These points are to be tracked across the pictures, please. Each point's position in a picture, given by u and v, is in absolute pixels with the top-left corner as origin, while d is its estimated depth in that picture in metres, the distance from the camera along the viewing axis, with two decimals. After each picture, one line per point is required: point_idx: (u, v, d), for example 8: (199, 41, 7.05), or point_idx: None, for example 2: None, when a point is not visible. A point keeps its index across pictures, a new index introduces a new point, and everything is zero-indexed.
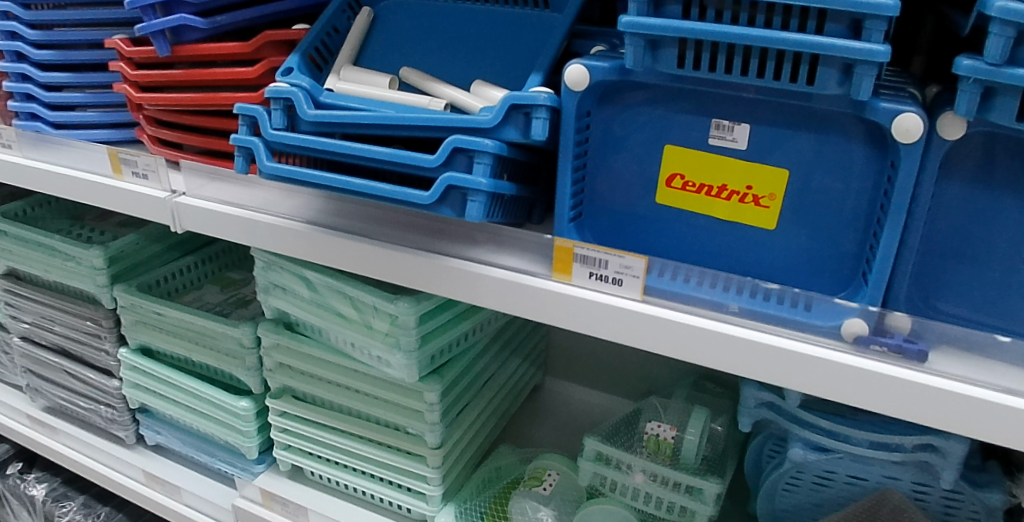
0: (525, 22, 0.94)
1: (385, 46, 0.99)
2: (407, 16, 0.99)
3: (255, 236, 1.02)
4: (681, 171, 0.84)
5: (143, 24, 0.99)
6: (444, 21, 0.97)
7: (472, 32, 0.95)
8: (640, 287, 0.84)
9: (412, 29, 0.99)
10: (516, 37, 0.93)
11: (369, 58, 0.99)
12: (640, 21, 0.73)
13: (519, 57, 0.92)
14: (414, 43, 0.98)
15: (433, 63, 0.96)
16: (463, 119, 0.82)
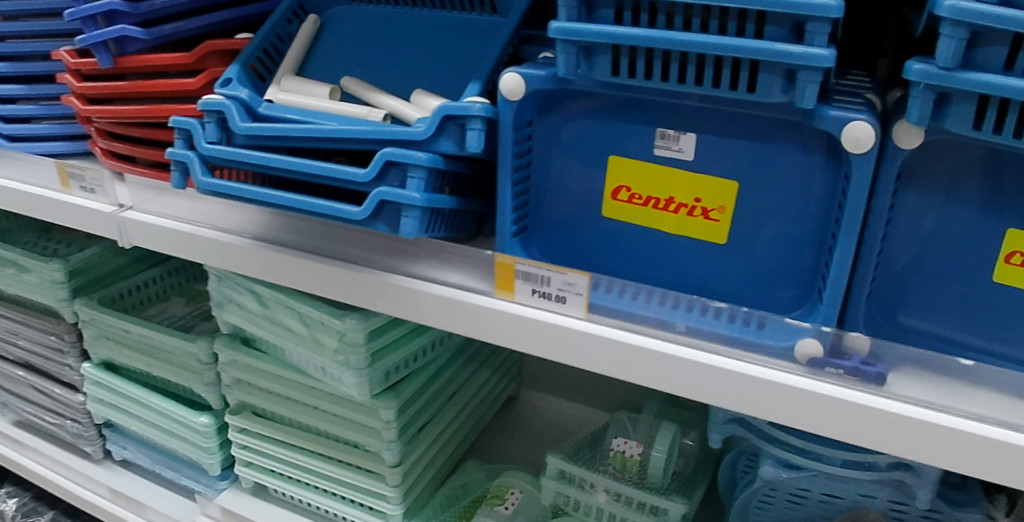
0: (471, 29, 0.90)
1: (331, 55, 0.96)
2: (354, 23, 0.96)
3: (199, 252, 0.99)
4: (627, 183, 0.80)
5: (82, 36, 0.97)
6: (390, 29, 0.94)
7: (418, 40, 0.92)
8: (584, 305, 0.80)
9: (358, 37, 0.95)
10: (462, 44, 0.90)
11: (314, 68, 0.96)
12: (570, 26, 0.69)
13: (464, 64, 0.89)
14: (360, 52, 0.94)
15: (377, 71, 0.92)
16: (395, 131, 0.78)
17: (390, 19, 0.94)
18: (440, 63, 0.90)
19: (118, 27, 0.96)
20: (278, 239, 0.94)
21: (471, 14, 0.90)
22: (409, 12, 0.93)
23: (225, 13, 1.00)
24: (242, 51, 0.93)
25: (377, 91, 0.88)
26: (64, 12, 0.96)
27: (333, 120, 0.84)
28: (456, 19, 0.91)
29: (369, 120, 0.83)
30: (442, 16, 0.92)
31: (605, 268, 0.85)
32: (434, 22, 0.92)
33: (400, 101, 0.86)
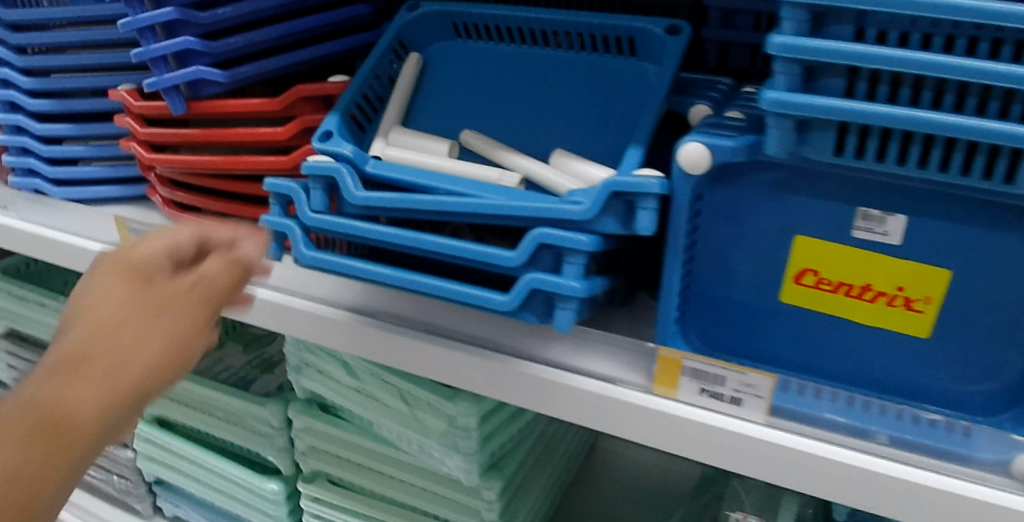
0: (608, 75, 0.77)
1: (438, 100, 0.84)
2: (464, 63, 0.84)
3: (286, 324, 0.87)
4: (814, 266, 0.69)
5: (152, 79, 0.84)
6: (509, 73, 0.81)
7: (544, 87, 0.80)
8: (765, 409, 0.69)
9: (470, 80, 0.83)
10: (598, 93, 0.77)
11: (420, 115, 0.84)
12: (789, 97, 0.57)
13: (603, 117, 0.76)
14: (474, 98, 0.82)
15: (498, 124, 0.80)
16: (552, 208, 0.65)
17: (508, 60, 0.82)
18: (573, 115, 0.78)
19: (193, 69, 0.83)
20: (385, 312, 0.83)
21: (607, 57, 0.78)
22: (532, 53, 0.81)
23: (312, 49, 0.88)
24: (340, 98, 0.81)
25: (505, 149, 0.76)
26: (132, 53, 0.84)
27: (462, 185, 0.71)
28: (589, 63, 0.78)
29: (505, 187, 0.71)
30: (572, 58, 0.79)
31: (773, 357, 0.74)
32: (563, 65, 0.79)
33: (535, 162, 0.73)
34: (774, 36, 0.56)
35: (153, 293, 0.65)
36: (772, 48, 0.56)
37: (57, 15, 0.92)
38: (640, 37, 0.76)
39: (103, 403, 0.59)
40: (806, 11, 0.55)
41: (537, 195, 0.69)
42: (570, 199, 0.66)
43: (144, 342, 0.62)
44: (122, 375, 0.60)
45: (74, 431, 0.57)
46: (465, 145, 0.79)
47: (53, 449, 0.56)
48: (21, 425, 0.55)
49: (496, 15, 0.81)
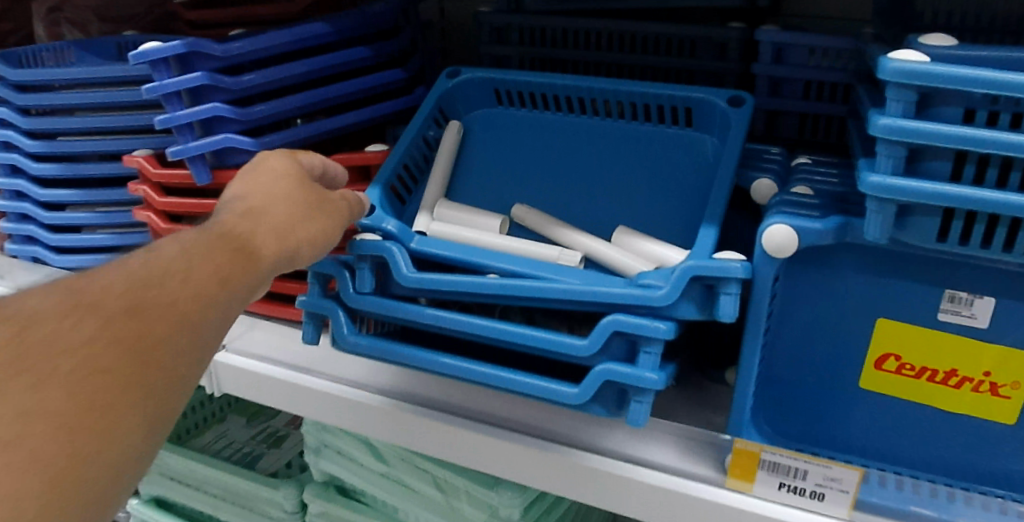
0: (664, 147, 0.74)
1: (482, 171, 0.80)
2: (509, 133, 0.80)
3: (315, 408, 0.80)
4: (896, 350, 0.65)
5: (177, 148, 0.78)
6: (557, 143, 0.78)
7: (596, 158, 0.76)
8: (850, 505, 0.64)
9: (515, 150, 0.80)
10: (655, 166, 0.74)
11: (462, 186, 0.80)
12: (893, 182, 0.54)
13: (664, 191, 0.73)
14: (521, 170, 0.79)
15: (548, 199, 0.77)
16: (628, 295, 0.61)
17: (556, 129, 0.79)
18: (630, 188, 0.74)
19: (223, 137, 0.78)
20: (424, 399, 0.77)
21: (663, 128, 0.75)
22: (582, 123, 0.78)
23: (343, 116, 0.84)
24: (381, 167, 0.76)
25: (562, 225, 0.73)
26: (155, 120, 0.78)
27: (521, 265, 0.67)
28: (644, 134, 0.75)
29: (568, 268, 0.66)
30: (625, 129, 0.76)
31: (847, 444, 0.70)
32: (616, 136, 0.76)
33: (596, 240, 0.71)
34: (879, 119, 0.53)
35: (329, 221, 0.65)
36: (876, 130, 0.53)
37: (61, 75, 0.85)
38: (699, 108, 0.73)
39: (278, 261, 0.61)
40: (915, 93, 0.52)
41: (605, 278, 0.65)
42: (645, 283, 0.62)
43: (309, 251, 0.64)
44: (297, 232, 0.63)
45: (224, 296, 0.55)
46: (517, 220, 0.76)
47: (245, 266, 0.57)
48: (224, 247, 0.57)
49: (543, 82, 0.78)
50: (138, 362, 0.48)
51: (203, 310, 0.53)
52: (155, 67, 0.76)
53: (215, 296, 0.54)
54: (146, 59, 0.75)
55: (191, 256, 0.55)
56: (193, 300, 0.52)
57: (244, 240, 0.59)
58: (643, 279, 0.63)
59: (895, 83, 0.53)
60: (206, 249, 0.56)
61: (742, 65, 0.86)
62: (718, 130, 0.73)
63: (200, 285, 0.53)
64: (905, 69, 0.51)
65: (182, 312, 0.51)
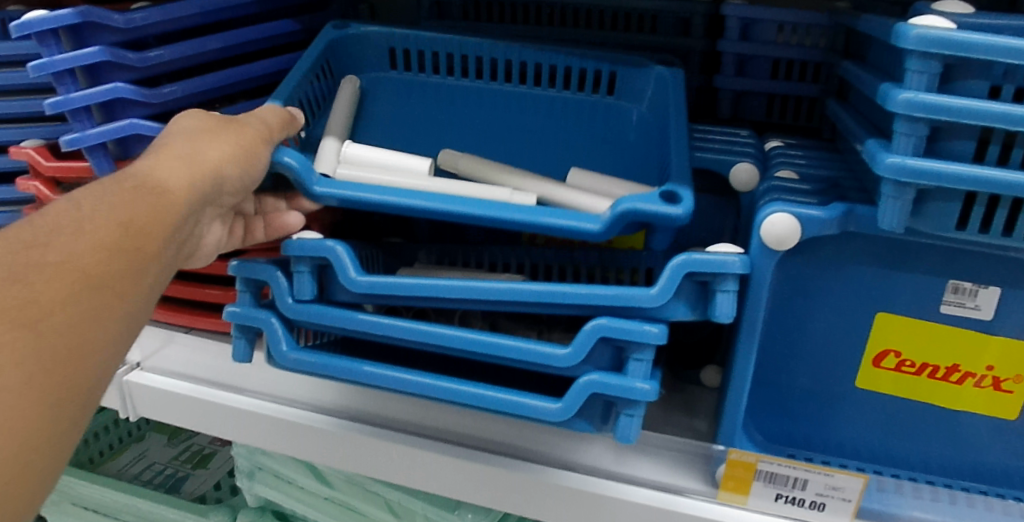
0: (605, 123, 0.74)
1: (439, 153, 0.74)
2: (412, 99, 0.77)
3: (248, 430, 0.69)
4: (897, 345, 0.61)
5: (72, 136, 0.67)
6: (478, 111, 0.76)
7: (523, 131, 0.76)
8: (852, 513, 0.59)
9: (428, 116, 0.77)
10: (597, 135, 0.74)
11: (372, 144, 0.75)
12: (915, 164, 0.51)
13: (609, 158, 0.73)
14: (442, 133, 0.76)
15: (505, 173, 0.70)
16: (647, 210, 0.53)
17: (468, 94, 0.76)
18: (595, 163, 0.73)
19: (127, 122, 0.67)
20: (370, 415, 0.67)
21: (604, 99, 0.75)
22: (500, 89, 0.76)
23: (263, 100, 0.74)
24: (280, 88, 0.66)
25: (499, 170, 0.68)
26: (44, 103, 0.66)
27: (462, 205, 0.55)
28: (577, 105, 0.75)
29: (519, 205, 0.56)
30: (555, 100, 0.75)
31: (839, 446, 0.65)
32: (541, 106, 0.75)
33: (547, 185, 0.65)
34: (899, 93, 0.50)
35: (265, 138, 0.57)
36: (895, 105, 0.50)
37: None
38: (622, 74, 0.74)
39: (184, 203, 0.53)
40: (939, 63, 0.49)
41: (578, 214, 0.55)
42: (653, 204, 0.53)
43: (252, 174, 0.57)
44: (217, 152, 0.55)
45: (121, 251, 0.48)
46: (446, 168, 0.71)
47: (145, 210, 0.50)
48: (122, 191, 0.50)
49: (447, 38, 0.74)
50: (35, 341, 0.42)
51: (105, 264, 0.47)
52: (42, 41, 0.65)
53: (144, 236, 0.49)
54: (30, 31, 0.64)
55: (93, 204, 0.49)
56: (93, 255, 0.46)
57: (149, 178, 0.52)
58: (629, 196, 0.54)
59: (917, 52, 0.49)
60: (116, 193, 0.50)
61: (709, 42, 0.79)
62: (648, 97, 0.73)
63: (101, 234, 0.47)
64: (931, 37, 0.48)
65: (84, 270, 0.45)
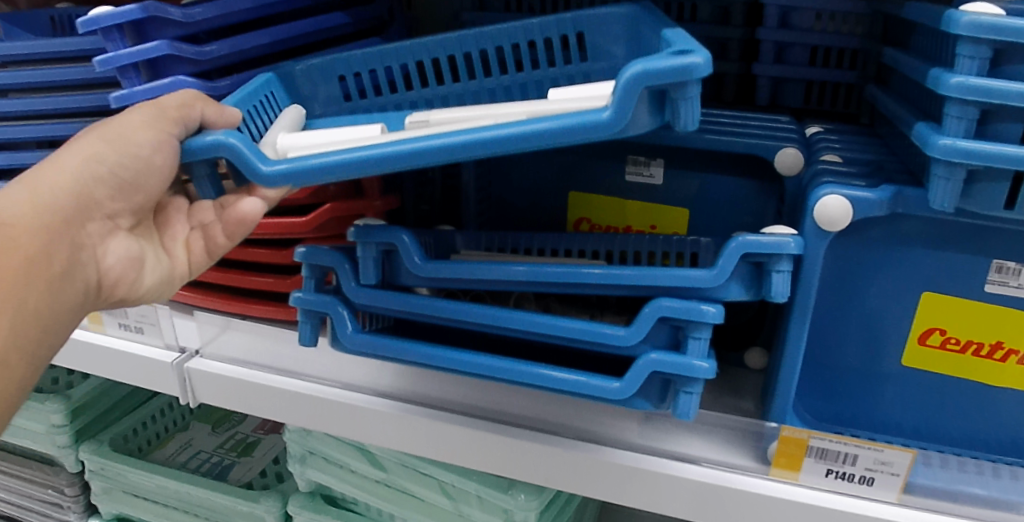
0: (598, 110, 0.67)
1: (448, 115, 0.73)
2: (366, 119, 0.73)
3: (304, 412, 0.72)
4: (942, 324, 0.62)
5: None
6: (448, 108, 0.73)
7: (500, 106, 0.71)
8: (900, 488, 0.61)
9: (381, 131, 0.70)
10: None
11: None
12: (964, 145, 0.52)
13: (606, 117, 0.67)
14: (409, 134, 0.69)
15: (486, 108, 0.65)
16: (658, 69, 0.48)
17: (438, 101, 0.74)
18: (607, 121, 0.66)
19: None
20: (426, 398, 0.69)
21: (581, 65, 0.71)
22: (468, 87, 0.73)
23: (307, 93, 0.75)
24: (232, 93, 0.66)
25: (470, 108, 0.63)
26: (108, 96, 0.69)
27: (433, 139, 0.52)
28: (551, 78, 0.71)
29: (493, 124, 0.52)
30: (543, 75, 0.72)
31: (885, 423, 0.67)
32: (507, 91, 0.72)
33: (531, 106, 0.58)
34: (950, 77, 0.52)
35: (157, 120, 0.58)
36: (947, 88, 0.52)
37: None
38: (590, 29, 0.70)
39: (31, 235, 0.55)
40: (990, 48, 0.51)
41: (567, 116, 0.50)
42: (661, 61, 0.48)
43: (127, 166, 0.58)
44: (69, 165, 0.57)
45: None
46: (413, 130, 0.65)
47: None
48: None
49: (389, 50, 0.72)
50: None
51: None
52: (107, 35, 0.67)
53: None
54: (96, 26, 0.66)
55: None
56: None
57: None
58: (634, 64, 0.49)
59: (968, 38, 0.51)
60: None
61: (748, 29, 0.80)
62: (624, 46, 0.70)
63: None
64: (982, 23, 0.50)
65: None
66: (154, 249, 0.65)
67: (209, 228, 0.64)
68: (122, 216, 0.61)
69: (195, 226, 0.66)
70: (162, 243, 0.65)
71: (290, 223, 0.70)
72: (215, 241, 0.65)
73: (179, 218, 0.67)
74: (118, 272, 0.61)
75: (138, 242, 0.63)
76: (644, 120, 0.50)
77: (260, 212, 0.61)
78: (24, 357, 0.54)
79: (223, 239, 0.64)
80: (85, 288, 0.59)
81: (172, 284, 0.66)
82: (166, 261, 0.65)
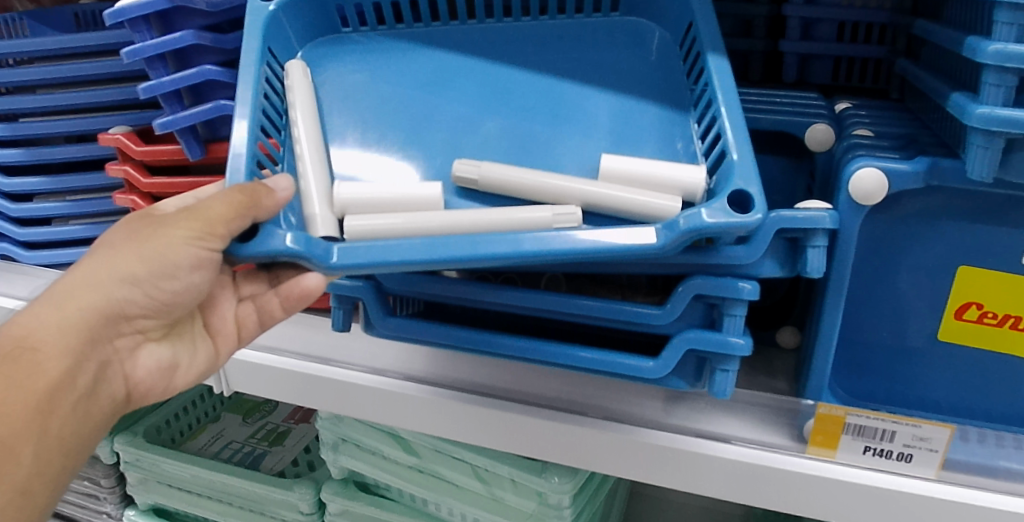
0: (615, 120, 0.64)
1: (446, 38, 0.69)
2: (364, 58, 0.67)
3: (340, 400, 0.72)
4: (979, 297, 0.61)
5: (165, 119, 0.70)
6: (448, 46, 0.68)
7: (531, 51, 0.68)
8: (939, 463, 0.60)
9: (387, 97, 0.65)
10: (630, 53, 0.67)
11: (348, 117, 0.64)
12: (1002, 114, 0.51)
13: (630, 142, 0.62)
14: (426, 92, 0.65)
15: (521, 126, 0.64)
16: (721, 225, 0.50)
17: (444, 41, 0.68)
18: (622, 107, 0.64)
19: (211, 105, 0.69)
20: (460, 382, 0.69)
21: (610, 17, 0.69)
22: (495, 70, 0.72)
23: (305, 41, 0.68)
24: (240, 88, 0.59)
25: (532, 173, 0.58)
26: (138, 88, 0.69)
27: (510, 242, 0.51)
28: (586, 25, 0.69)
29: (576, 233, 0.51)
30: (557, 23, 0.69)
31: (921, 400, 0.66)
32: (527, 36, 0.68)
33: (587, 184, 0.57)
34: (988, 45, 0.51)
35: (196, 237, 0.52)
36: (984, 56, 0.51)
37: (24, 48, 0.76)
38: None
39: (62, 361, 0.53)
40: None
41: (636, 233, 0.50)
42: (722, 216, 0.50)
43: (165, 287, 0.55)
44: (103, 277, 0.54)
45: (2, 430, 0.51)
46: (466, 185, 0.60)
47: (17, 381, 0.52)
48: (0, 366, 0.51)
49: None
50: None
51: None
52: (134, 27, 0.67)
53: (19, 397, 0.51)
54: (123, 18, 0.66)
55: None
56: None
57: (25, 335, 0.53)
58: (697, 211, 0.50)
59: (1008, 5, 0.50)
60: None
61: (773, 7, 0.79)
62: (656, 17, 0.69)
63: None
64: None
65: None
66: (197, 347, 0.63)
67: (263, 304, 0.61)
68: (153, 327, 0.59)
69: (243, 299, 0.63)
70: (212, 330, 0.63)
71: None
72: (269, 313, 0.61)
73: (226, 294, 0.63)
74: (149, 383, 0.60)
75: (173, 348, 0.61)
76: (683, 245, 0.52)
77: (325, 285, 0.55)
78: (46, 482, 0.53)
79: (281, 313, 0.60)
80: (113, 403, 0.58)
81: (219, 362, 0.64)
82: (211, 347, 0.63)
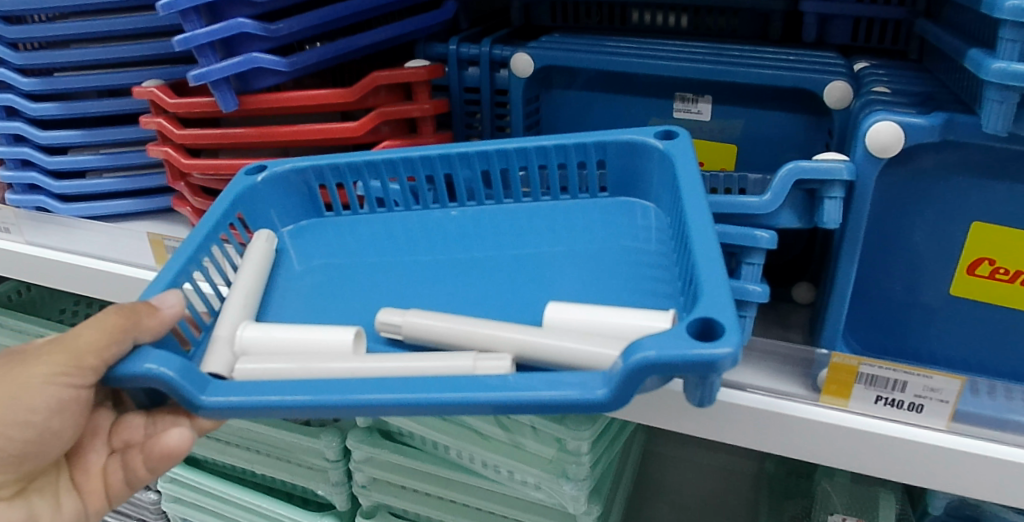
0: (581, 283, 0.63)
1: (432, 226, 0.71)
2: (346, 235, 0.72)
3: None
4: (992, 253, 0.63)
5: (199, 71, 0.72)
6: (429, 222, 0.71)
7: (507, 231, 0.69)
8: (949, 415, 0.62)
9: (344, 268, 0.68)
10: (607, 227, 0.68)
11: (303, 276, 0.67)
12: (1019, 69, 0.52)
13: (588, 295, 0.61)
14: (386, 269, 0.67)
15: (466, 300, 0.62)
16: (670, 356, 0.44)
17: (424, 224, 0.71)
18: (591, 275, 0.63)
19: (245, 58, 0.72)
20: None
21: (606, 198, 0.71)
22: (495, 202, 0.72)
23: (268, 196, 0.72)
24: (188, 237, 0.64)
25: (476, 324, 0.56)
26: (172, 40, 0.71)
27: (401, 391, 0.47)
28: (575, 206, 0.71)
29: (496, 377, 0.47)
30: (552, 207, 0.71)
31: (932, 355, 0.68)
32: (512, 218, 0.71)
33: (525, 332, 0.54)
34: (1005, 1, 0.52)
35: (62, 376, 0.55)
36: (1002, 12, 0.52)
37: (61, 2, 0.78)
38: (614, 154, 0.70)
39: None
40: None
41: (576, 378, 0.46)
42: (675, 347, 0.45)
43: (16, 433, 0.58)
44: None
45: None
46: (392, 340, 0.59)
47: None
48: None
49: (387, 164, 0.72)
50: None
51: None
52: None
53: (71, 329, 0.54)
54: None
55: None
56: None
57: None
58: (647, 343, 0.45)
59: None
60: None
61: None
62: None
63: None
64: None
65: None
66: (63, 491, 0.65)
67: (128, 462, 0.63)
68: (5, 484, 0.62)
69: (113, 451, 0.64)
70: (80, 478, 0.65)
71: (415, 74, 0.77)
72: (136, 471, 0.63)
73: (96, 443, 0.64)
74: None
75: (28, 504, 0.63)
76: (653, 383, 0.47)
77: (189, 444, 0.58)
78: None
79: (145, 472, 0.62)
80: None
81: (87, 513, 0.66)
82: (76, 501, 0.65)
